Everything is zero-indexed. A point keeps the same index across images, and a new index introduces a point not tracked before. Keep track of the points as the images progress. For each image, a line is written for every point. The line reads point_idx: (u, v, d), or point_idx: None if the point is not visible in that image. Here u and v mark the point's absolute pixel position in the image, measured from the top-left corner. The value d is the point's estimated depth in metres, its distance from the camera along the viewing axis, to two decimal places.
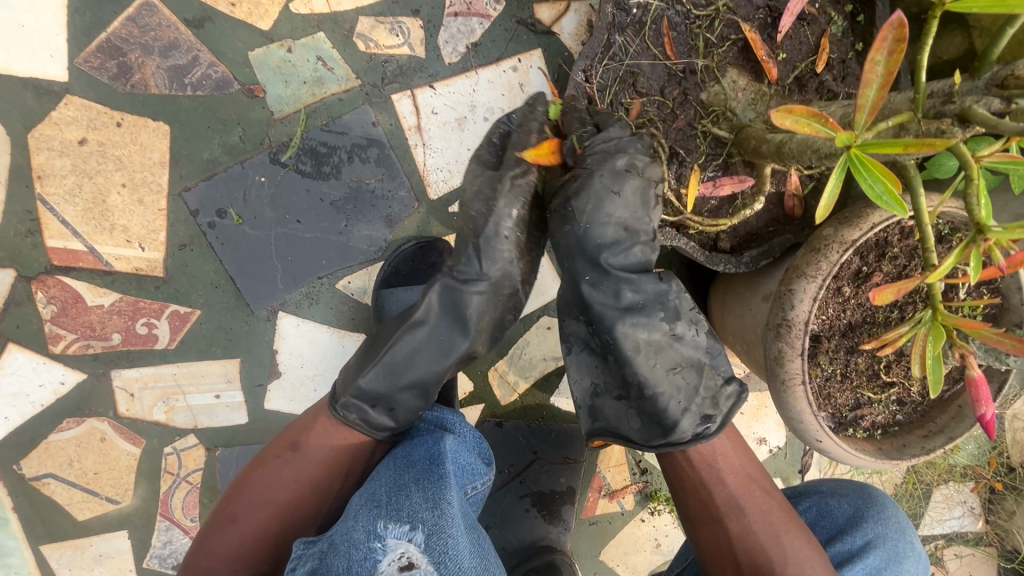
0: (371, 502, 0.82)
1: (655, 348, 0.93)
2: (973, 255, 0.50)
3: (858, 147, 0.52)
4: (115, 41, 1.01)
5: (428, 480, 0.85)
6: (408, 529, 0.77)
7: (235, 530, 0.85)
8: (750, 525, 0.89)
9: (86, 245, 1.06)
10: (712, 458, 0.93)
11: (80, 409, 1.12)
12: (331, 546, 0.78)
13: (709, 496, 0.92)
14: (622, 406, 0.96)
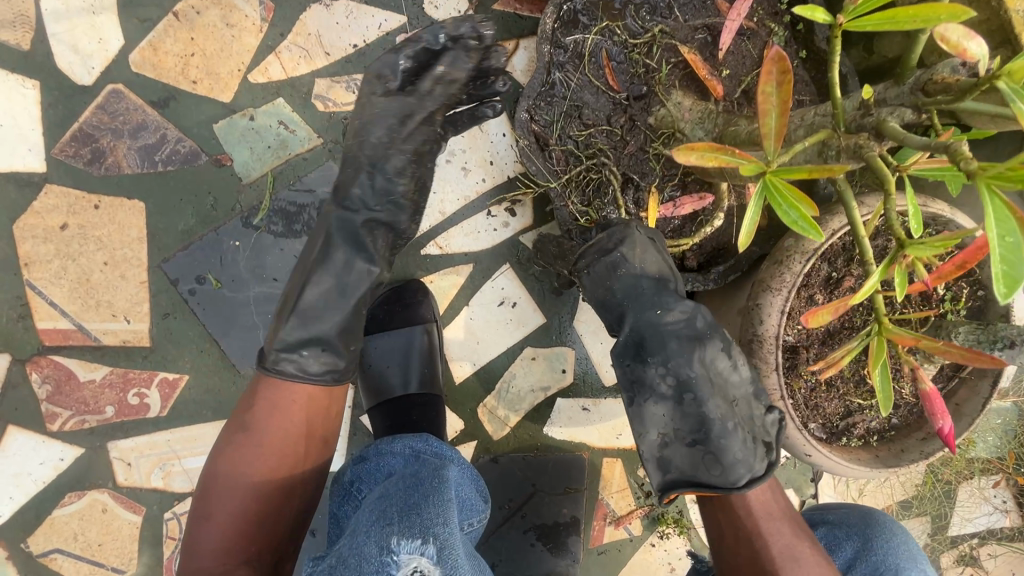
0: (384, 518, 0.84)
1: (715, 383, 0.89)
2: (897, 271, 0.50)
3: (773, 174, 0.51)
4: (87, 129, 1.06)
5: (436, 497, 0.89)
6: (420, 543, 0.80)
7: (210, 527, 0.82)
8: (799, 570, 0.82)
9: (75, 324, 1.10)
10: (765, 510, 0.88)
11: (81, 482, 1.15)
12: (341, 560, 0.83)
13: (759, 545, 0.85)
14: (694, 453, 0.88)
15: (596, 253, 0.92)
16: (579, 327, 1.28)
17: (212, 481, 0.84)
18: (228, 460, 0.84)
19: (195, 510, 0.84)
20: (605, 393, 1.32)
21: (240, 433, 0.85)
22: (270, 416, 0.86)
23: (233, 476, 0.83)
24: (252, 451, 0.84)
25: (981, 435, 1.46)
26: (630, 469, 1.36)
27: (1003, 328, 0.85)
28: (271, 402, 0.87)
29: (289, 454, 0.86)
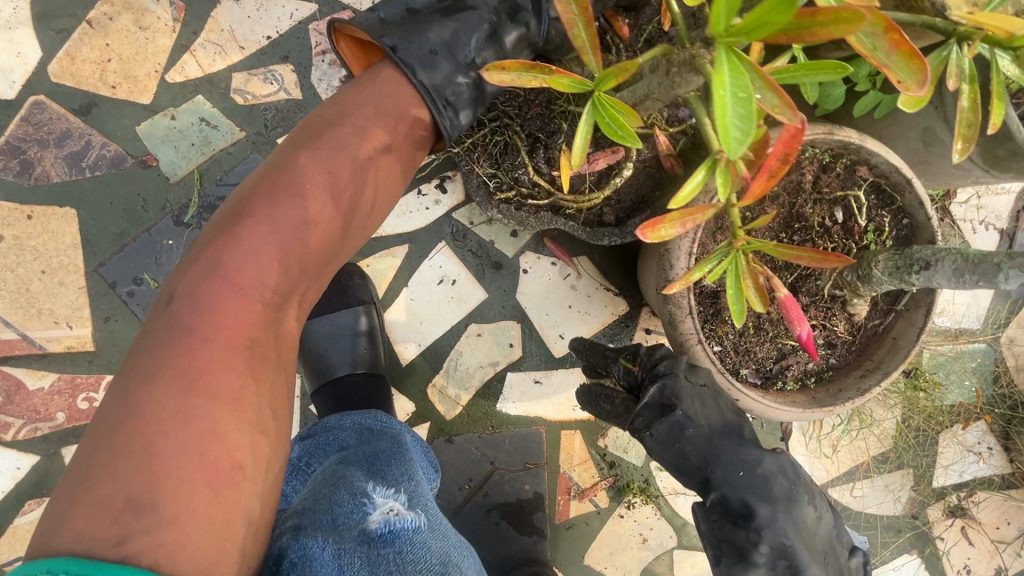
0: (349, 471, 0.83)
1: (802, 532, 0.88)
2: (721, 171, 0.48)
3: (597, 87, 0.51)
4: (13, 142, 1.09)
5: (400, 458, 0.91)
6: (393, 491, 0.82)
7: (182, 326, 0.60)
8: None
9: (19, 333, 1.13)
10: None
11: (39, 490, 1.17)
12: (311, 503, 0.78)
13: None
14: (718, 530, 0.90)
15: (654, 413, 0.90)
16: (522, 300, 1.28)
17: (195, 278, 0.63)
18: (223, 247, 0.64)
19: (162, 300, 0.63)
20: (556, 364, 1.31)
21: (281, 173, 0.68)
22: (323, 149, 0.69)
23: (218, 274, 0.63)
24: (294, 203, 0.66)
25: (954, 379, 1.42)
26: (590, 440, 1.34)
27: (918, 251, 0.82)
28: (324, 163, 0.68)
29: (311, 220, 0.67)
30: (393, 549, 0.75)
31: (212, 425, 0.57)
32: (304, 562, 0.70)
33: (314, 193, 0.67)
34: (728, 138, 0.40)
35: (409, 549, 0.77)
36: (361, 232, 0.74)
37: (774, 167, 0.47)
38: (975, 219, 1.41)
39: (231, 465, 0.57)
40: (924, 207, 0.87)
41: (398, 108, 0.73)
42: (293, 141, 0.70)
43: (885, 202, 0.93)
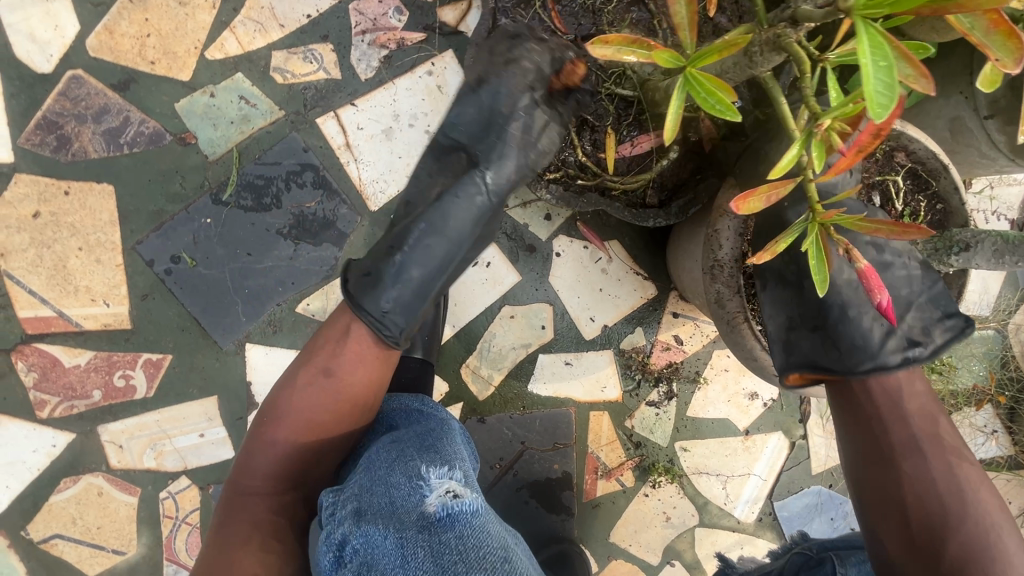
0: (403, 452, 0.80)
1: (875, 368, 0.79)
2: (815, 144, 0.50)
3: (692, 63, 0.52)
4: (51, 117, 1.08)
5: (444, 437, 0.86)
6: (448, 469, 0.78)
7: (265, 451, 0.81)
8: (930, 472, 0.73)
9: (55, 311, 1.12)
10: (894, 394, 0.78)
11: (75, 467, 1.17)
12: (364, 489, 0.77)
13: (883, 432, 0.76)
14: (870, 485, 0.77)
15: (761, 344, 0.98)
16: (555, 283, 1.30)
17: (265, 424, 0.82)
18: (286, 411, 0.81)
19: (248, 439, 0.83)
20: (586, 346, 1.33)
21: (286, 402, 0.82)
22: (313, 411, 0.80)
23: (272, 433, 0.81)
24: (331, 396, 0.81)
25: (965, 363, 1.47)
26: (618, 421, 1.37)
27: (957, 233, 0.85)
28: (335, 367, 0.81)
29: (349, 405, 0.82)
30: (453, 534, 0.72)
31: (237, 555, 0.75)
32: (367, 549, 0.70)
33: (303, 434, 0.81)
34: (876, 105, 0.36)
35: (468, 533, 0.73)
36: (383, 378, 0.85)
37: (866, 142, 0.49)
38: (988, 209, 1.45)
39: None
40: (958, 192, 0.91)
41: (351, 322, 0.82)
42: (331, 332, 0.83)
43: (919, 187, 0.97)
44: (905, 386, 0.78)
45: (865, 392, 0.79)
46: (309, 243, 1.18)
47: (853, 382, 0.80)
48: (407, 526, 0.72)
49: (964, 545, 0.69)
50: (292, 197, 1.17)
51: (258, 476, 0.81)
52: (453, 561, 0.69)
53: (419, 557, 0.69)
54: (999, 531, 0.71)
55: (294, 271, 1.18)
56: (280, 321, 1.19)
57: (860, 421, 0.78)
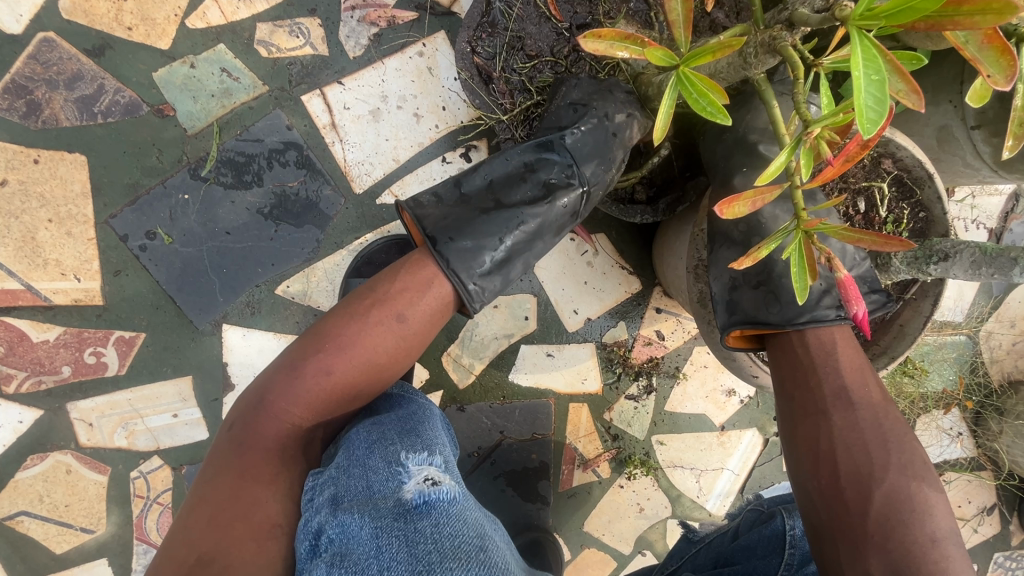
0: (383, 436, 0.79)
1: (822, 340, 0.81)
2: (804, 151, 0.50)
3: (684, 63, 0.51)
4: (20, 80, 1.03)
5: (425, 429, 0.84)
6: (426, 457, 0.77)
7: (300, 387, 0.77)
8: (857, 421, 0.75)
9: (23, 284, 1.08)
10: (828, 345, 0.81)
11: (43, 444, 1.14)
12: (343, 472, 0.75)
13: (812, 383, 0.78)
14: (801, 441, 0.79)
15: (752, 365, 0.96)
16: (540, 275, 1.29)
17: (303, 355, 0.79)
18: (347, 344, 0.79)
19: (289, 362, 0.79)
20: (569, 338, 1.33)
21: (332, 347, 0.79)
22: (367, 357, 0.79)
23: (312, 367, 0.78)
24: (395, 339, 0.81)
25: (936, 367, 1.51)
26: (596, 414, 1.38)
27: (938, 243, 0.86)
28: (399, 315, 0.81)
29: (402, 354, 0.82)
30: (429, 522, 0.68)
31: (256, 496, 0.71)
32: (342, 537, 0.67)
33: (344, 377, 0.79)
34: (866, 120, 0.35)
35: (445, 521, 0.69)
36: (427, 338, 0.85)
37: (852, 152, 0.49)
38: (967, 218, 1.48)
39: (272, 523, 0.71)
40: (941, 202, 0.91)
41: (434, 276, 0.83)
42: (408, 273, 0.83)
43: (904, 195, 0.97)
44: (839, 339, 0.81)
45: (802, 344, 0.82)
46: (290, 224, 1.15)
47: (791, 335, 0.83)
48: (382, 513, 0.69)
49: (887, 496, 0.70)
50: (274, 176, 1.14)
51: (280, 413, 0.77)
52: (428, 550, 0.65)
53: (393, 545, 0.65)
54: (925, 484, 0.71)
55: (274, 253, 1.15)
56: (258, 303, 1.17)
57: (793, 374, 0.81)
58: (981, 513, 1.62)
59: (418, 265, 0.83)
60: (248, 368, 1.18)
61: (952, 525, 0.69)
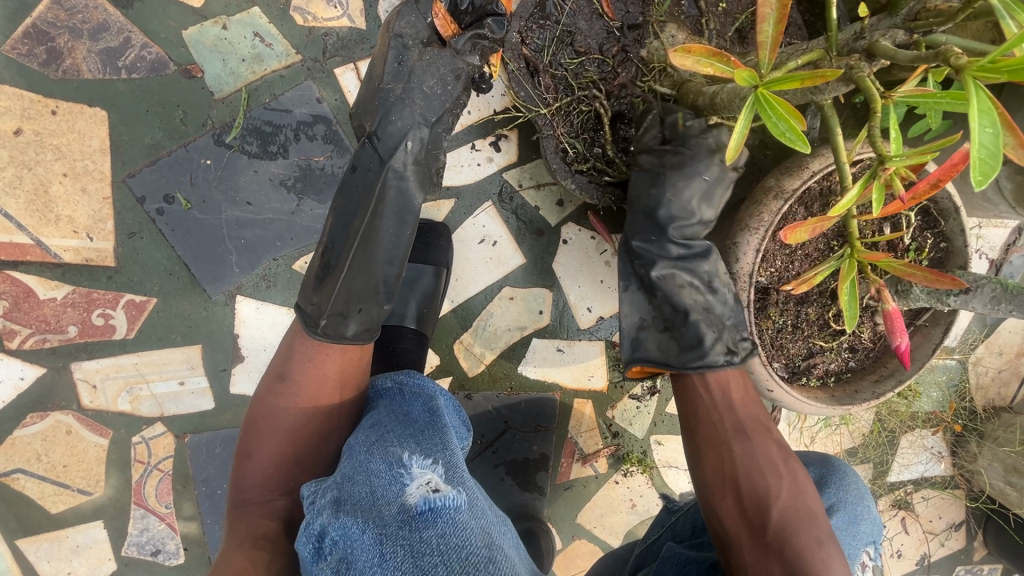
0: (382, 437, 0.78)
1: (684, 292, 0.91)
2: (876, 187, 0.51)
3: (765, 84, 0.51)
4: (42, 26, 1.00)
5: (432, 428, 0.82)
6: (431, 462, 0.74)
7: (249, 464, 0.82)
8: (754, 451, 0.84)
9: (33, 238, 1.05)
10: (725, 388, 0.89)
11: (43, 403, 1.12)
12: (345, 479, 0.73)
13: (718, 419, 0.87)
14: (665, 337, 0.92)
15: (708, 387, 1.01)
16: (558, 270, 1.29)
17: (241, 439, 0.85)
18: (258, 425, 0.83)
19: (236, 453, 0.85)
20: (580, 335, 1.34)
21: (253, 420, 0.84)
22: (275, 414, 0.83)
23: (249, 444, 0.83)
24: (290, 399, 0.83)
25: (927, 389, 1.57)
26: (600, 410, 1.40)
27: (961, 275, 0.89)
28: (284, 371, 0.85)
29: (308, 399, 0.83)
30: (435, 531, 0.65)
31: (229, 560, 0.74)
32: (345, 542, 0.66)
33: (270, 440, 0.82)
34: (979, 170, 0.41)
35: (450, 531, 0.66)
36: (333, 370, 0.85)
37: (922, 191, 0.50)
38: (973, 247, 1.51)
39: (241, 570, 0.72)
40: (964, 234, 0.93)
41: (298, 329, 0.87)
42: (288, 344, 0.88)
43: (928, 224, 0.99)
44: (734, 381, 0.89)
45: (704, 387, 0.89)
46: (312, 199, 1.13)
47: (694, 377, 0.90)
48: (386, 520, 0.66)
49: (782, 513, 0.79)
50: (300, 149, 1.11)
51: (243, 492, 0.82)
52: (433, 562, 0.63)
53: (398, 555, 0.63)
54: (806, 494, 0.81)
55: (295, 228, 1.13)
56: (274, 276, 1.15)
57: (702, 412, 0.88)
58: (949, 529, 1.69)
59: (292, 337, 0.88)
60: (260, 342, 1.16)
61: (828, 533, 0.79)
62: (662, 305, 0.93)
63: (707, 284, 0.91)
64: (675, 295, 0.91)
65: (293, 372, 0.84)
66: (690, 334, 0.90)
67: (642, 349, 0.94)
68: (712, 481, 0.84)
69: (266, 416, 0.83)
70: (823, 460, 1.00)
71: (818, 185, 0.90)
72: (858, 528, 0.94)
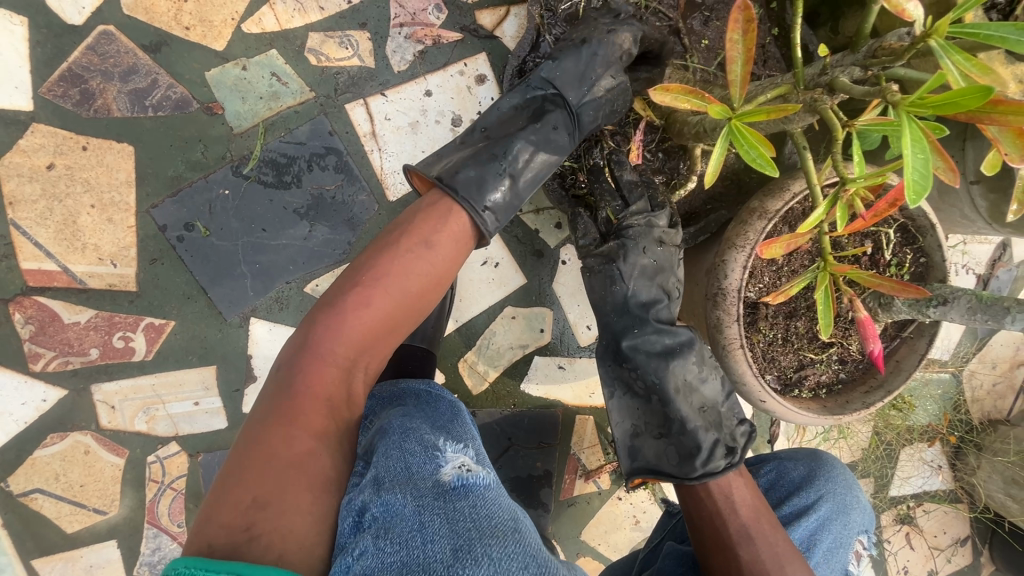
0: (417, 427, 0.82)
1: (681, 392, 0.98)
2: (840, 206, 0.57)
3: (737, 117, 0.58)
4: (76, 69, 1.08)
5: (455, 425, 0.88)
6: (461, 449, 0.81)
7: (359, 314, 0.78)
8: (759, 552, 0.86)
9: (60, 265, 1.11)
10: (726, 488, 0.92)
11: (63, 424, 1.16)
12: (384, 456, 0.76)
13: (720, 522, 0.89)
14: (661, 445, 0.98)
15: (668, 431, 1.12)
16: (557, 289, 1.35)
17: (339, 291, 0.80)
18: (384, 277, 0.80)
19: (331, 296, 0.79)
20: (580, 352, 1.39)
21: (376, 271, 0.80)
22: (403, 273, 0.81)
23: (360, 301, 0.78)
24: (426, 270, 0.83)
25: (923, 402, 1.59)
26: (601, 426, 1.44)
27: (938, 288, 0.94)
28: (420, 237, 0.83)
29: (432, 281, 0.84)
30: (467, 503, 0.71)
31: (301, 448, 0.68)
32: (386, 515, 0.67)
33: (388, 307, 0.80)
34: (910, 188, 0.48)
35: (481, 504, 0.71)
36: (453, 268, 0.87)
37: (882, 209, 0.56)
38: (959, 262, 1.56)
39: (324, 479, 0.69)
40: (941, 250, 0.98)
41: (452, 207, 0.87)
42: (427, 208, 0.87)
43: (907, 240, 1.04)
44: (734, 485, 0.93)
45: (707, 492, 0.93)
46: (324, 225, 1.19)
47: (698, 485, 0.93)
48: (422, 493, 0.71)
49: None
50: (313, 178, 1.18)
51: (331, 353, 0.76)
52: (469, 526, 0.67)
53: (435, 522, 0.66)
54: None
55: (306, 253, 1.19)
56: (287, 299, 1.20)
57: (706, 515, 0.91)
58: (954, 544, 1.69)
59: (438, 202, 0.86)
60: (272, 361, 1.21)
61: None
62: (659, 413, 0.99)
63: (700, 377, 0.99)
64: (670, 403, 0.97)
65: (434, 243, 0.84)
66: (689, 445, 0.96)
67: (639, 461, 1.01)
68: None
69: (393, 276, 0.81)
70: (812, 454, 1.04)
71: (800, 206, 0.96)
72: (849, 517, 0.99)
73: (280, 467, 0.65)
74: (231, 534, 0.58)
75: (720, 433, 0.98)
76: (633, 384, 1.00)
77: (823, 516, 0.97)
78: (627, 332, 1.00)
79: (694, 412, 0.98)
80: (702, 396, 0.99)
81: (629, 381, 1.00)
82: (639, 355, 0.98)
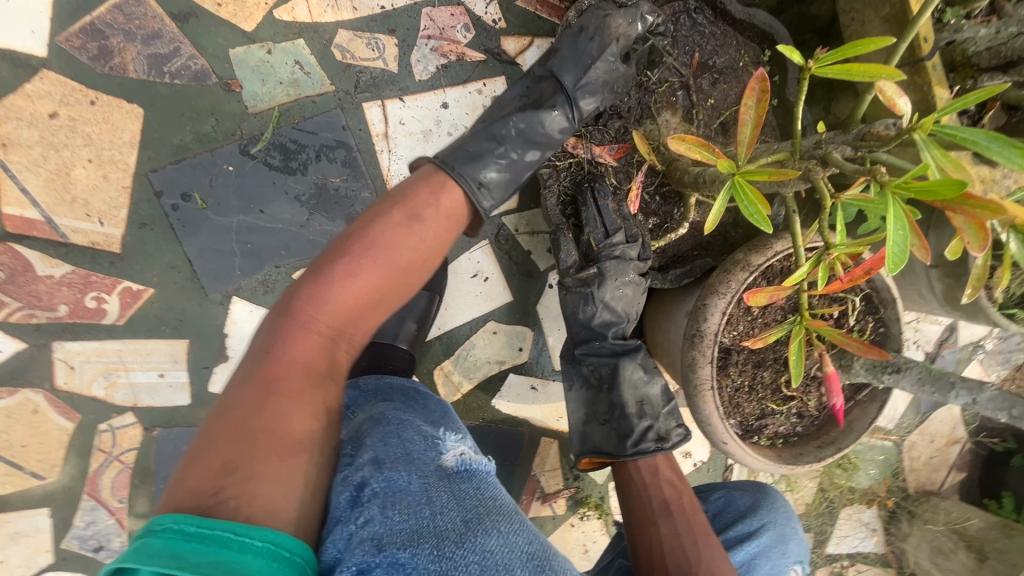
0: (413, 417, 0.89)
1: (626, 382, 1.04)
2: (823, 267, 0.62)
3: (740, 174, 0.63)
4: (99, 25, 1.08)
5: (446, 419, 0.96)
6: (458, 438, 0.87)
7: (341, 283, 0.79)
8: (678, 528, 0.90)
9: (44, 216, 1.08)
10: (654, 468, 0.99)
11: (16, 379, 1.11)
12: (384, 436, 0.81)
13: (646, 498, 0.95)
14: (606, 430, 1.03)
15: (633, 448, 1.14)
16: (540, 311, 1.38)
17: (322, 265, 0.82)
18: (373, 250, 0.83)
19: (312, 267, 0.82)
20: (554, 375, 1.42)
21: (358, 242, 0.83)
22: (387, 245, 0.84)
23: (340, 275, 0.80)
24: (413, 245, 0.87)
25: (865, 465, 1.68)
26: (564, 451, 1.46)
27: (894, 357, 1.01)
28: (405, 212, 0.88)
29: (421, 254, 0.88)
30: (471, 484, 0.78)
31: (279, 412, 0.69)
32: (390, 490, 0.72)
33: (371, 276, 0.81)
34: (892, 260, 0.57)
35: (483, 487, 0.79)
36: (442, 248, 0.92)
37: (858, 276, 0.62)
38: (912, 338, 1.67)
39: (293, 439, 0.68)
40: (900, 323, 1.06)
41: (444, 184, 0.95)
42: (421, 186, 0.93)
43: (871, 310, 1.12)
44: (661, 467, 1.00)
45: (637, 470, 0.99)
46: (323, 216, 1.20)
47: (629, 464, 1.00)
48: (426, 472, 0.76)
49: None
50: (319, 169, 1.19)
51: (311, 324, 0.77)
52: (476, 505, 0.74)
53: (443, 498, 0.73)
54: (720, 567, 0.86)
55: (300, 240, 1.20)
56: (273, 283, 1.20)
57: (634, 494, 0.97)
58: None
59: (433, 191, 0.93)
60: (247, 343, 1.20)
61: None
62: (606, 401, 1.04)
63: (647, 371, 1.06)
64: (616, 391, 1.03)
65: (419, 219, 0.88)
66: (627, 426, 1.01)
67: (581, 447, 1.04)
68: (643, 561, 0.90)
69: (380, 247, 0.83)
70: (757, 487, 1.09)
71: (780, 263, 1.03)
72: (787, 547, 1.02)
73: (264, 438, 0.66)
74: (197, 499, 0.59)
75: (658, 423, 1.03)
76: (589, 376, 1.06)
77: (764, 544, 1.00)
78: (587, 341, 1.07)
79: (636, 401, 1.04)
80: (645, 388, 1.05)
81: (587, 376, 1.06)
82: (592, 342, 1.06)
